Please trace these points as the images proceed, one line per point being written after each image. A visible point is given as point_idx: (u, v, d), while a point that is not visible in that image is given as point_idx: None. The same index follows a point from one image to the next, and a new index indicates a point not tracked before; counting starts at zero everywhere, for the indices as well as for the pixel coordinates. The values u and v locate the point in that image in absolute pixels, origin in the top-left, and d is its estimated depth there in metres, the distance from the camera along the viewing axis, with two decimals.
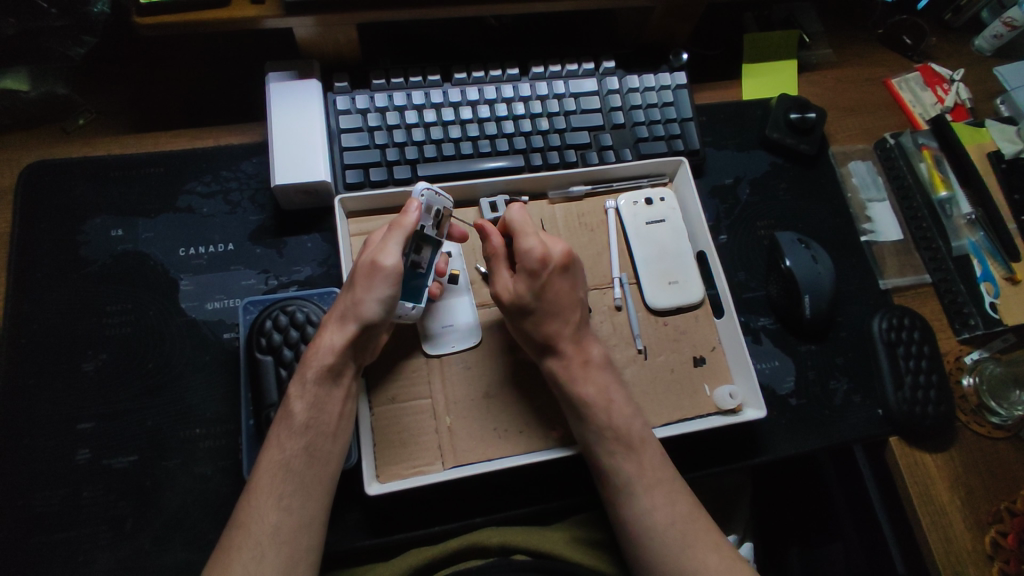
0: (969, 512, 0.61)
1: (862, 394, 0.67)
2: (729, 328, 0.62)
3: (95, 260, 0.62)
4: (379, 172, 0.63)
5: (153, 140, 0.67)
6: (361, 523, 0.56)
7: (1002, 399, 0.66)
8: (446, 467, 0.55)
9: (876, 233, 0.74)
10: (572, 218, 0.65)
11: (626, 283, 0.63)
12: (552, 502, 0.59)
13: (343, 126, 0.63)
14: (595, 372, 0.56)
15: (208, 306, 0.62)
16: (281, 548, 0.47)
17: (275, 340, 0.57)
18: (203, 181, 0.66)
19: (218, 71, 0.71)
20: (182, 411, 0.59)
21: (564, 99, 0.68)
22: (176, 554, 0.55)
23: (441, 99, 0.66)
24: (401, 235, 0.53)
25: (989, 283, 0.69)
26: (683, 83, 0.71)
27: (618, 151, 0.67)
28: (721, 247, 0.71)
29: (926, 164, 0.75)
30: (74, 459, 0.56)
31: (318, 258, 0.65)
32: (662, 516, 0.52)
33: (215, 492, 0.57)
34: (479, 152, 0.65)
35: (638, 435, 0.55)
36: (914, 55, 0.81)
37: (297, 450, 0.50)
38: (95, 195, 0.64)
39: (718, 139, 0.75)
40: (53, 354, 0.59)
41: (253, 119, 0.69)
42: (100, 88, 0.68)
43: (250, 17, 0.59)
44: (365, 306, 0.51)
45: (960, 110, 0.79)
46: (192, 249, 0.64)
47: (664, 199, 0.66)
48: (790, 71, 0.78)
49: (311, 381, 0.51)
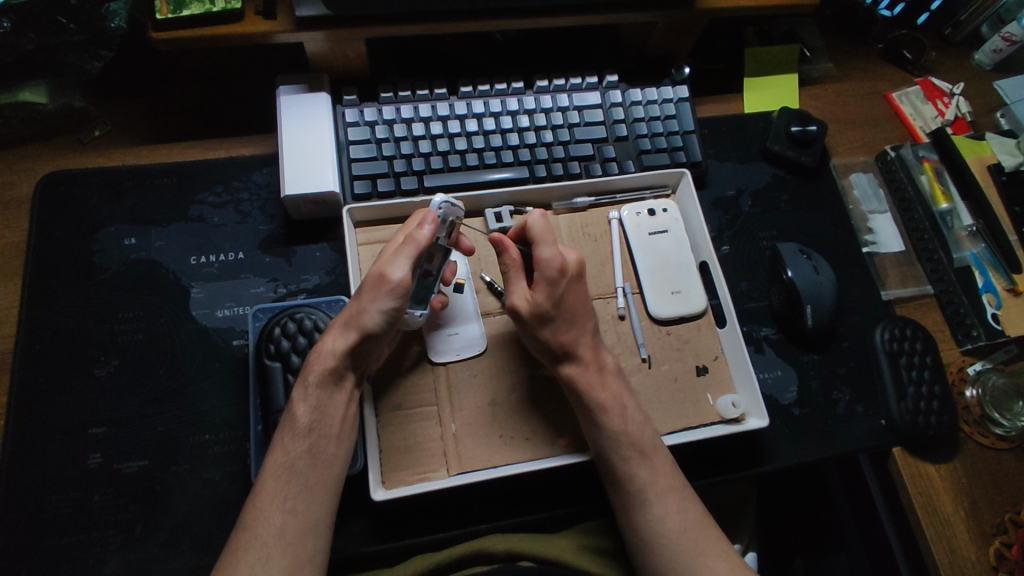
0: (974, 522, 0.62)
1: (865, 404, 0.67)
2: (731, 337, 0.62)
3: (108, 268, 0.64)
4: (386, 183, 0.64)
5: (166, 151, 0.68)
6: (366, 529, 0.57)
7: (1005, 410, 0.66)
8: (451, 474, 0.56)
9: (877, 244, 0.74)
10: (575, 228, 0.66)
11: (629, 293, 0.64)
12: (556, 510, 0.59)
13: (351, 139, 0.65)
14: (610, 379, 0.56)
15: (217, 314, 0.63)
16: (289, 550, 0.48)
17: (283, 347, 0.58)
18: (215, 192, 0.67)
19: (230, 85, 0.72)
20: (191, 416, 0.60)
21: (568, 112, 0.70)
22: (182, 559, 0.55)
23: (447, 112, 0.67)
24: (413, 250, 0.53)
25: (990, 294, 0.70)
26: (685, 96, 0.72)
27: (621, 163, 0.68)
28: (724, 258, 0.72)
29: (926, 177, 0.76)
30: (86, 463, 0.57)
31: (325, 267, 0.66)
32: (674, 523, 0.53)
33: (224, 497, 0.57)
34: (485, 163, 0.67)
35: (651, 442, 0.55)
36: (914, 69, 0.82)
37: (301, 451, 0.51)
38: (108, 205, 0.66)
39: (720, 151, 0.76)
40: (65, 360, 0.60)
41: (263, 131, 0.71)
42: (117, 102, 0.70)
43: (262, 31, 0.61)
44: (368, 315, 0.52)
45: (960, 123, 0.80)
46: (203, 258, 0.65)
47: (666, 211, 0.67)
48: (791, 84, 0.79)
49: (313, 385, 0.52)
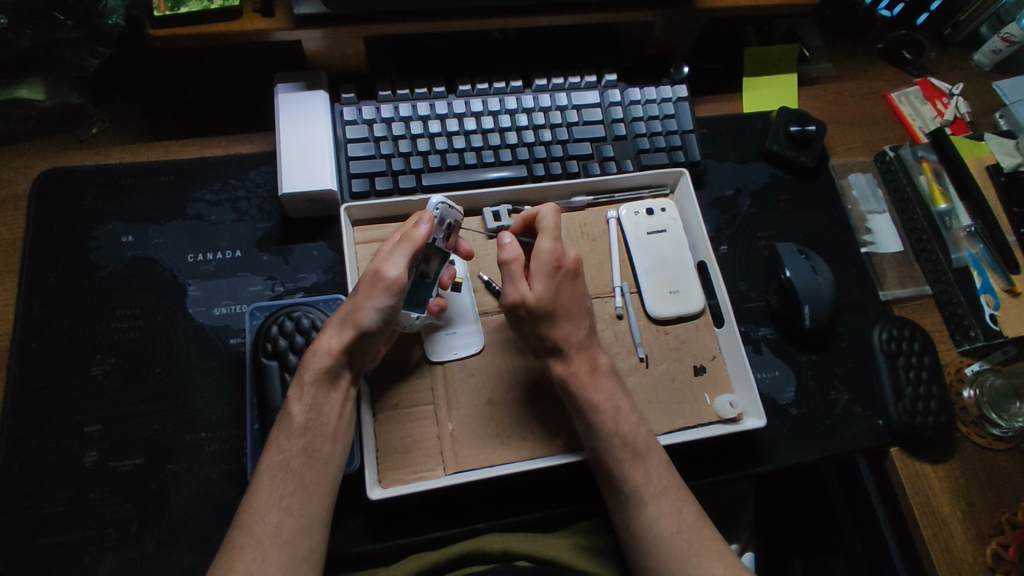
0: (971, 523, 0.62)
1: (863, 404, 0.67)
2: (729, 337, 0.62)
3: (105, 266, 0.64)
4: (384, 182, 0.64)
5: (163, 148, 0.68)
6: (363, 528, 0.57)
7: (1003, 411, 0.66)
8: (448, 473, 0.56)
9: (876, 244, 0.74)
10: (574, 228, 0.66)
11: (627, 292, 0.64)
12: (552, 509, 0.59)
13: (349, 137, 0.65)
14: (603, 380, 0.56)
15: (214, 312, 0.63)
16: (284, 548, 0.48)
17: (280, 345, 0.58)
18: (212, 190, 0.67)
19: (227, 82, 0.72)
20: (188, 414, 0.60)
21: (567, 111, 0.70)
22: (178, 557, 0.55)
23: (446, 110, 0.67)
24: (409, 248, 0.53)
25: (988, 295, 0.70)
26: (684, 96, 0.72)
27: (620, 162, 0.68)
28: (722, 257, 0.72)
29: (925, 177, 0.75)
30: (82, 461, 0.57)
31: (322, 266, 0.66)
32: (668, 524, 0.52)
33: (220, 496, 0.57)
34: (483, 162, 0.66)
35: (644, 443, 0.55)
36: (913, 70, 0.82)
37: (297, 450, 0.51)
38: (105, 203, 0.65)
39: (719, 151, 0.76)
40: (61, 358, 0.60)
41: (260, 128, 0.70)
42: (114, 99, 0.70)
43: (260, 29, 0.61)
44: (364, 313, 0.51)
45: (959, 124, 0.80)
46: (200, 256, 0.65)
47: (665, 210, 0.67)
48: (790, 84, 0.79)
49: (308, 383, 0.52)
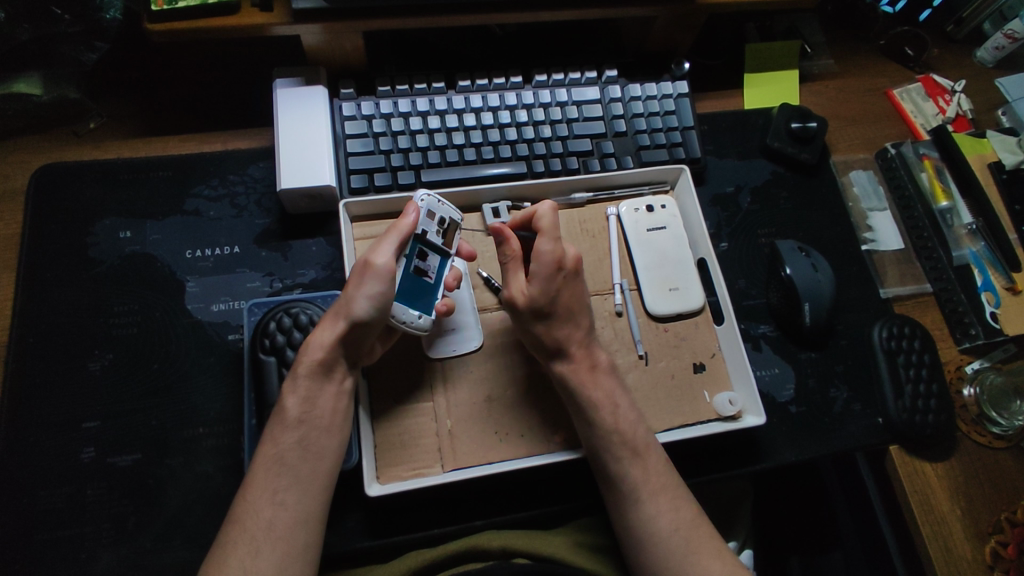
0: (970, 521, 0.61)
1: (862, 402, 0.67)
2: (728, 334, 0.62)
3: (103, 261, 0.63)
4: (383, 177, 0.63)
5: (161, 144, 0.68)
6: (361, 525, 0.57)
7: (1003, 410, 0.66)
8: (446, 470, 0.56)
9: (877, 242, 0.74)
10: (573, 225, 0.66)
11: (627, 289, 0.64)
12: (551, 506, 0.59)
13: (348, 132, 0.64)
14: (602, 378, 0.56)
15: (213, 308, 0.63)
16: (277, 544, 0.48)
17: (278, 341, 0.58)
18: (211, 185, 0.67)
19: (225, 76, 0.72)
20: (186, 410, 0.60)
21: (567, 107, 0.69)
22: (176, 553, 0.55)
23: (445, 106, 0.67)
24: (397, 237, 0.53)
25: (990, 292, 0.70)
26: (685, 92, 0.71)
27: (620, 159, 0.68)
28: (722, 254, 0.72)
29: (927, 174, 0.75)
30: (80, 457, 0.57)
31: (321, 262, 0.66)
32: (664, 522, 0.52)
33: (218, 491, 0.57)
34: (482, 158, 0.66)
35: (643, 440, 0.55)
36: (915, 66, 0.82)
37: (295, 445, 0.51)
38: (103, 198, 0.65)
39: (720, 148, 0.75)
40: (59, 353, 0.60)
41: (259, 123, 0.70)
42: (111, 94, 0.69)
43: (259, 24, 0.60)
44: (355, 302, 0.51)
45: (961, 121, 0.79)
46: (198, 251, 0.65)
47: (665, 207, 0.67)
48: (791, 80, 0.79)
49: (302, 376, 0.52)
